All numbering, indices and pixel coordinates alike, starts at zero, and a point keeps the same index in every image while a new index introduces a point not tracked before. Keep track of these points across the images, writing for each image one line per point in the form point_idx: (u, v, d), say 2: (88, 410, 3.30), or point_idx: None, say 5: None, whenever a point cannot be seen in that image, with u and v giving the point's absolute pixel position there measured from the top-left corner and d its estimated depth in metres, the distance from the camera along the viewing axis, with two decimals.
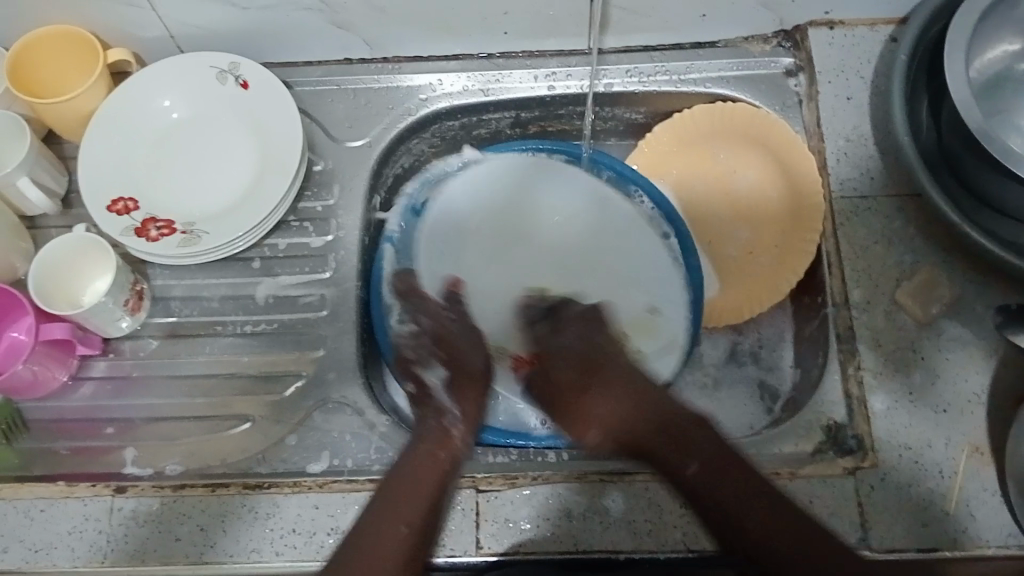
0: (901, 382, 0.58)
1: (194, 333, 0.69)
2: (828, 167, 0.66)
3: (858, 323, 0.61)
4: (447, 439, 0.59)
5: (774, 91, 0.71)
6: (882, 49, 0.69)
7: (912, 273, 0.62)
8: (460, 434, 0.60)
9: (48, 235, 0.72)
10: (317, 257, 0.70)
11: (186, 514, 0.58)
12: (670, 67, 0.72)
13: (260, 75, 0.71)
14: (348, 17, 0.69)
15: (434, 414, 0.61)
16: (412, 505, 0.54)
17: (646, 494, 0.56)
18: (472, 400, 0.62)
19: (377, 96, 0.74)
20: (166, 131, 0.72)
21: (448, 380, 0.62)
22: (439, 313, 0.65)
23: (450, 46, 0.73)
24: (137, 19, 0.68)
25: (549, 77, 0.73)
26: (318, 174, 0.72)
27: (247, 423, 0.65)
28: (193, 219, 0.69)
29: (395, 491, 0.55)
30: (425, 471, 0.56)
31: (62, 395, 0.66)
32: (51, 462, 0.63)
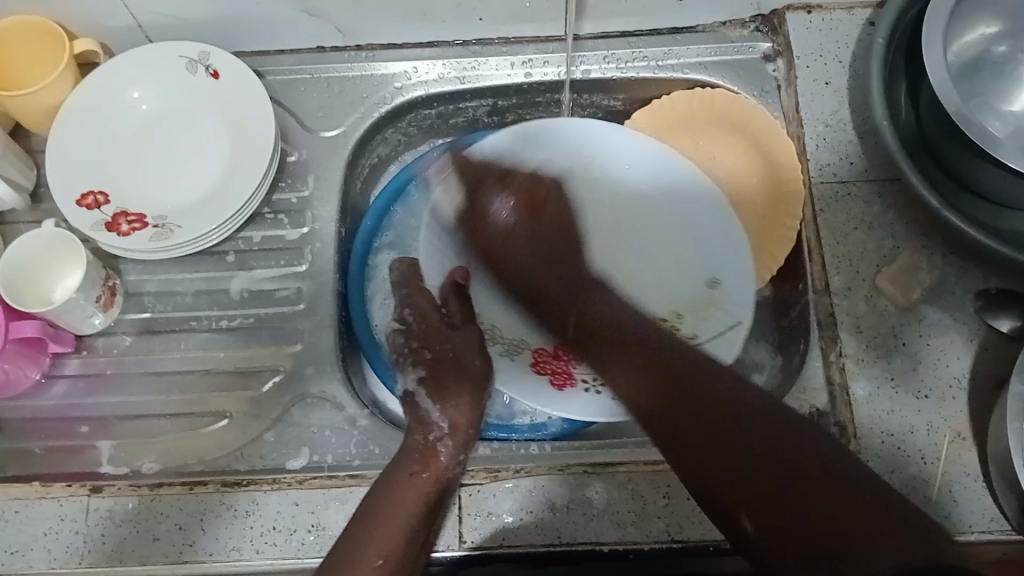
0: (883, 368, 0.58)
1: (168, 329, 0.68)
2: (808, 153, 0.66)
3: (839, 310, 0.60)
4: (433, 453, 0.56)
5: (752, 77, 0.71)
6: (860, 33, 0.69)
7: (892, 258, 0.62)
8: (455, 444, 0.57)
9: (17, 230, 0.70)
10: (293, 250, 0.69)
11: (165, 513, 0.57)
12: (647, 53, 0.72)
13: (231, 65, 0.70)
14: (321, 5, 0.67)
15: (421, 422, 0.58)
16: (387, 522, 0.50)
17: (630, 485, 0.56)
18: (460, 402, 0.60)
19: (351, 85, 0.73)
20: (136, 123, 0.70)
21: (430, 385, 0.61)
22: (430, 311, 0.64)
23: (425, 33, 0.71)
24: (103, 8, 0.67)
25: (526, 63, 0.72)
26: (292, 165, 0.71)
27: (225, 420, 0.64)
28: (165, 212, 0.68)
29: (368, 512, 0.51)
30: (408, 484, 0.53)
31: (35, 394, 0.65)
32: (26, 462, 0.62)
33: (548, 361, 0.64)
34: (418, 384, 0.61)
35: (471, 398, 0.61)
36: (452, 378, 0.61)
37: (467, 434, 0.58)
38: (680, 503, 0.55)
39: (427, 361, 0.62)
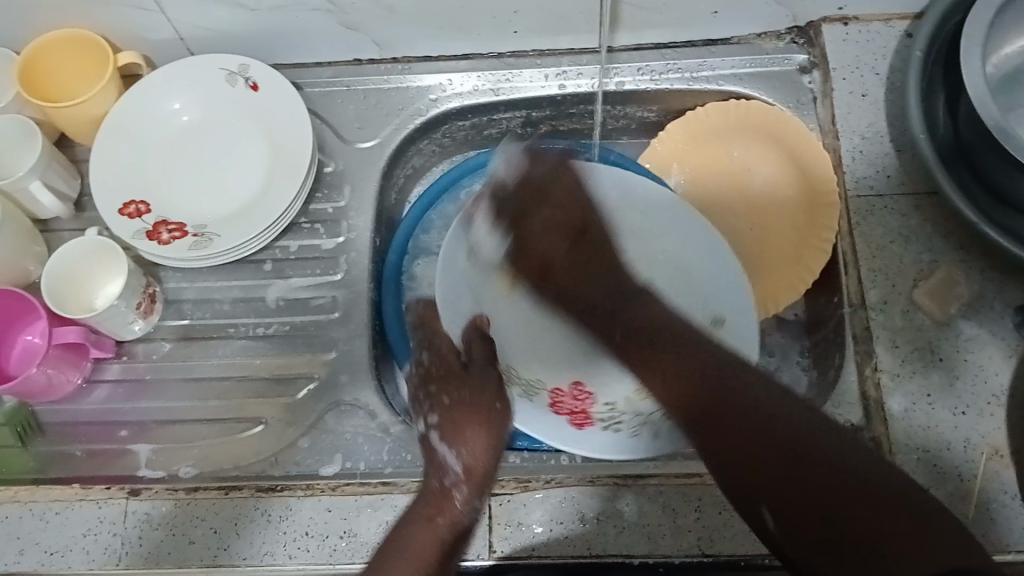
0: (920, 383, 0.58)
1: (206, 335, 0.69)
2: (844, 165, 0.66)
3: (875, 323, 0.60)
4: (444, 493, 0.54)
5: (788, 89, 0.71)
6: (897, 45, 0.68)
7: (929, 272, 0.61)
8: (464, 480, 0.54)
9: (61, 238, 0.72)
10: (328, 259, 0.70)
11: (200, 517, 0.58)
12: (682, 64, 0.72)
13: (271, 77, 0.71)
14: (358, 18, 0.69)
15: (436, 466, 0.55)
16: (416, 556, 0.51)
17: (662, 497, 0.56)
18: (477, 440, 0.55)
19: (388, 97, 0.74)
20: (177, 134, 0.72)
21: (446, 422, 0.56)
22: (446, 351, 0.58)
23: (460, 45, 0.72)
24: (147, 22, 0.69)
25: (560, 75, 0.72)
26: (329, 175, 0.72)
27: (260, 426, 0.65)
28: (204, 221, 0.69)
29: (391, 549, 0.52)
30: (425, 527, 0.52)
31: (76, 398, 0.67)
32: (67, 464, 0.64)
33: (564, 401, 0.60)
34: (431, 425, 0.56)
35: (488, 442, 0.55)
36: (463, 418, 0.55)
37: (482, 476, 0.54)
38: (711, 517, 0.55)
39: (443, 405, 0.56)
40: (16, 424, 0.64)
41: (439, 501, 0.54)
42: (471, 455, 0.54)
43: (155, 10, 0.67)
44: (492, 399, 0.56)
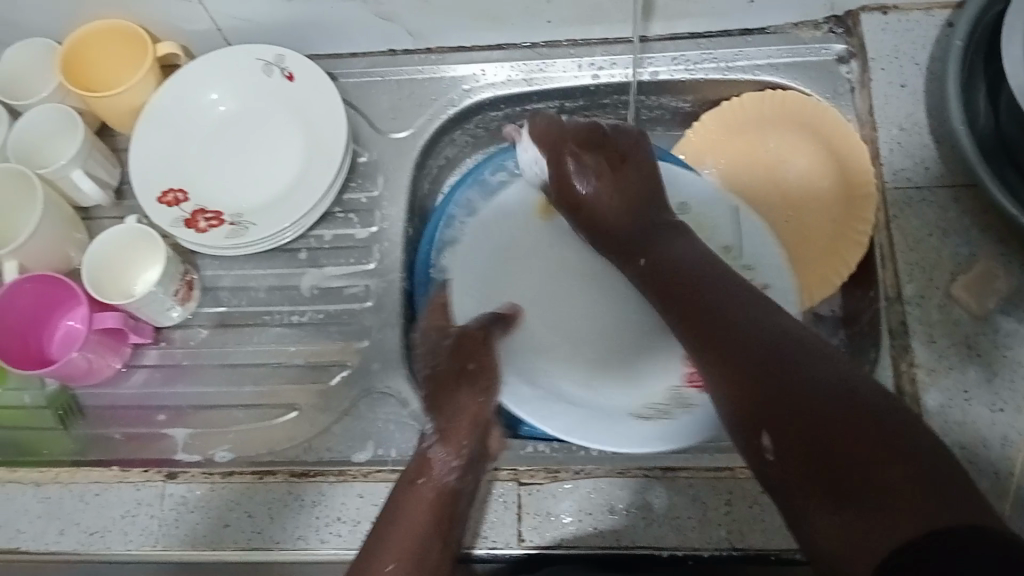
0: (956, 379, 0.57)
1: (241, 323, 0.70)
2: (881, 157, 0.65)
3: (911, 318, 0.59)
4: (425, 463, 0.54)
5: (825, 79, 0.70)
6: (938, 34, 0.67)
7: (967, 266, 0.60)
8: (445, 449, 0.54)
9: (102, 226, 0.73)
10: (362, 248, 0.71)
11: (235, 501, 0.59)
12: (717, 54, 0.71)
13: (307, 68, 0.72)
14: (393, 9, 0.69)
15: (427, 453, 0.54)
16: (412, 528, 0.51)
17: (691, 490, 0.56)
18: (465, 408, 0.56)
19: (421, 87, 0.74)
20: (214, 123, 0.73)
21: (439, 391, 0.57)
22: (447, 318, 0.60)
23: (494, 35, 0.72)
24: (184, 13, 0.69)
25: (593, 65, 0.72)
26: (363, 165, 0.73)
27: (294, 412, 0.65)
28: (241, 210, 0.70)
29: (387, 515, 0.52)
30: (411, 497, 0.52)
31: (115, 383, 0.68)
32: (107, 447, 0.65)
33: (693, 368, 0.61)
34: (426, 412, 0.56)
35: (477, 408, 0.56)
36: (455, 409, 0.55)
37: (462, 442, 0.54)
38: (741, 510, 0.55)
39: (428, 376, 0.57)
40: (57, 408, 0.66)
41: (423, 471, 0.54)
42: (455, 411, 0.55)
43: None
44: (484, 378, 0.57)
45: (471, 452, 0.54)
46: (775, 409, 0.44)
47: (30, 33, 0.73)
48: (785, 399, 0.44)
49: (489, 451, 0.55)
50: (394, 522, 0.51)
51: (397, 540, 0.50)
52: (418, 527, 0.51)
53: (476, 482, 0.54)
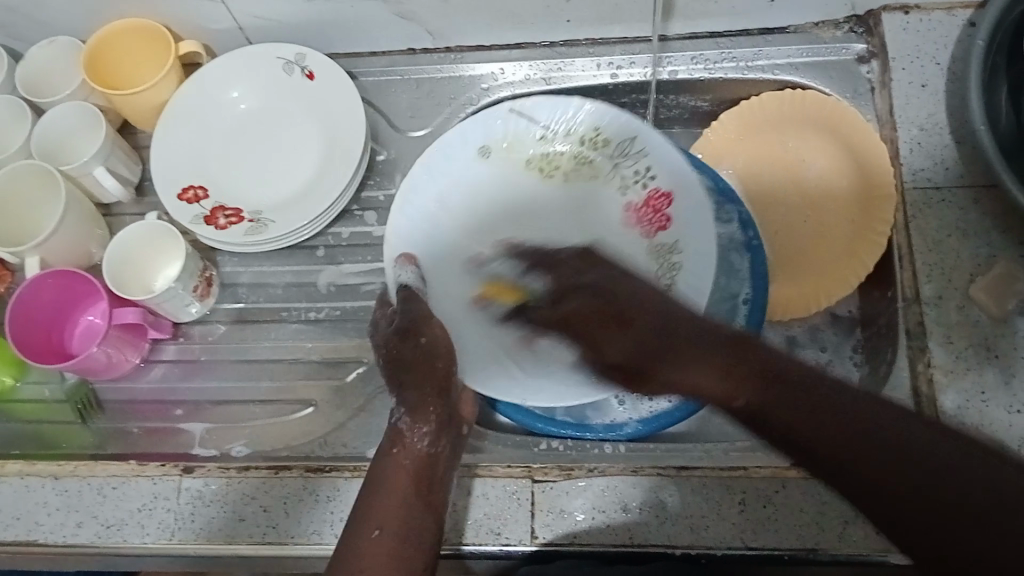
0: (975, 381, 0.56)
1: (260, 319, 0.70)
2: (901, 157, 0.64)
3: (929, 319, 0.59)
4: (399, 432, 0.54)
5: (845, 79, 0.70)
6: (960, 34, 0.66)
7: (987, 267, 0.60)
8: (413, 417, 0.54)
9: (124, 222, 0.74)
10: (379, 246, 0.71)
11: (250, 496, 0.60)
12: (736, 54, 0.71)
13: (327, 66, 0.72)
14: (412, 8, 0.69)
15: (397, 436, 0.54)
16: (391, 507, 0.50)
17: (705, 490, 0.55)
18: (435, 386, 0.55)
19: (440, 86, 0.74)
20: (235, 121, 0.73)
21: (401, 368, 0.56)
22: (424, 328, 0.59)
23: (512, 35, 0.72)
24: (207, 11, 0.70)
25: (611, 65, 0.72)
26: (382, 163, 0.73)
27: (310, 408, 0.66)
28: (260, 207, 0.71)
29: (370, 488, 0.51)
30: (394, 471, 0.52)
31: (134, 377, 0.69)
32: (125, 440, 0.66)
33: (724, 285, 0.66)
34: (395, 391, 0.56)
35: (440, 382, 0.55)
36: (419, 375, 0.55)
37: (434, 409, 0.54)
38: (755, 510, 0.54)
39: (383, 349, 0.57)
40: (77, 401, 0.67)
41: (401, 446, 0.53)
42: (418, 389, 0.54)
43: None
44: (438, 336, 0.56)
45: (443, 416, 0.54)
46: (791, 403, 0.44)
47: (55, 32, 0.74)
48: (821, 399, 0.43)
49: (460, 416, 0.56)
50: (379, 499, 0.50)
51: (382, 510, 0.50)
52: (400, 501, 0.50)
53: (453, 447, 0.54)
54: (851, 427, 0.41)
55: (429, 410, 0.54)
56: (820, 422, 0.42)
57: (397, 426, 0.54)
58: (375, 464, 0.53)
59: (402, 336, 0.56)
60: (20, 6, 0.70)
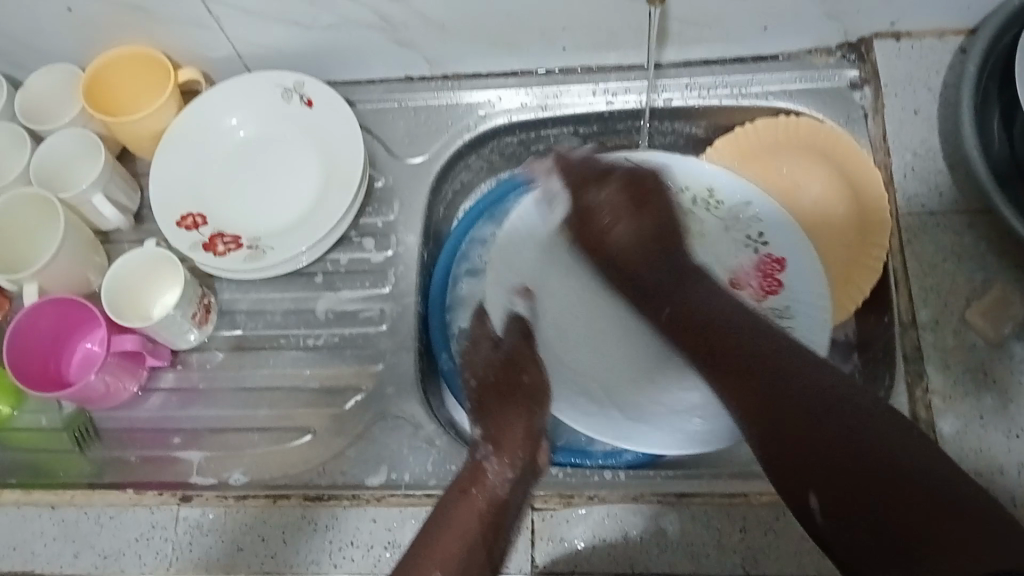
0: (972, 405, 0.57)
1: (258, 346, 0.70)
2: (895, 182, 0.65)
3: (926, 343, 0.59)
4: (480, 470, 0.55)
5: (838, 105, 0.70)
6: (951, 60, 0.67)
7: (983, 291, 0.60)
8: (499, 456, 0.55)
9: (121, 249, 0.74)
10: (377, 272, 0.71)
11: (249, 524, 0.60)
12: (731, 80, 0.72)
13: (325, 94, 0.73)
14: (409, 36, 0.70)
15: (473, 472, 0.55)
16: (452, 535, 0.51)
17: (705, 516, 0.55)
18: (515, 431, 0.56)
19: (438, 113, 0.75)
20: (233, 149, 0.74)
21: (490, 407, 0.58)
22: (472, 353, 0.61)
23: (510, 62, 0.73)
24: (205, 40, 0.71)
25: (607, 92, 0.73)
26: (379, 190, 0.73)
27: (308, 435, 0.66)
28: (259, 234, 0.71)
29: (435, 520, 0.52)
30: (463, 503, 0.53)
31: (132, 405, 0.68)
32: (122, 469, 0.65)
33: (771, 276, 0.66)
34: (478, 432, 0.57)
35: (527, 425, 0.57)
36: (504, 408, 0.58)
37: (519, 452, 0.56)
38: (756, 537, 0.54)
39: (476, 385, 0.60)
40: (74, 430, 0.67)
41: (475, 479, 0.54)
42: (505, 431, 0.56)
43: (213, 27, 0.69)
44: (532, 398, 0.59)
45: (524, 463, 0.56)
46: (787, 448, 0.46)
47: (54, 59, 0.74)
48: (816, 415, 0.46)
49: (539, 464, 0.57)
50: (445, 526, 0.51)
51: (443, 541, 0.51)
52: (467, 534, 0.51)
53: (526, 493, 0.55)
54: (825, 454, 0.45)
55: (509, 461, 0.55)
56: (803, 439, 0.46)
57: (478, 462, 0.55)
58: (448, 495, 0.54)
59: (504, 364, 0.60)
60: (19, 35, 0.71)
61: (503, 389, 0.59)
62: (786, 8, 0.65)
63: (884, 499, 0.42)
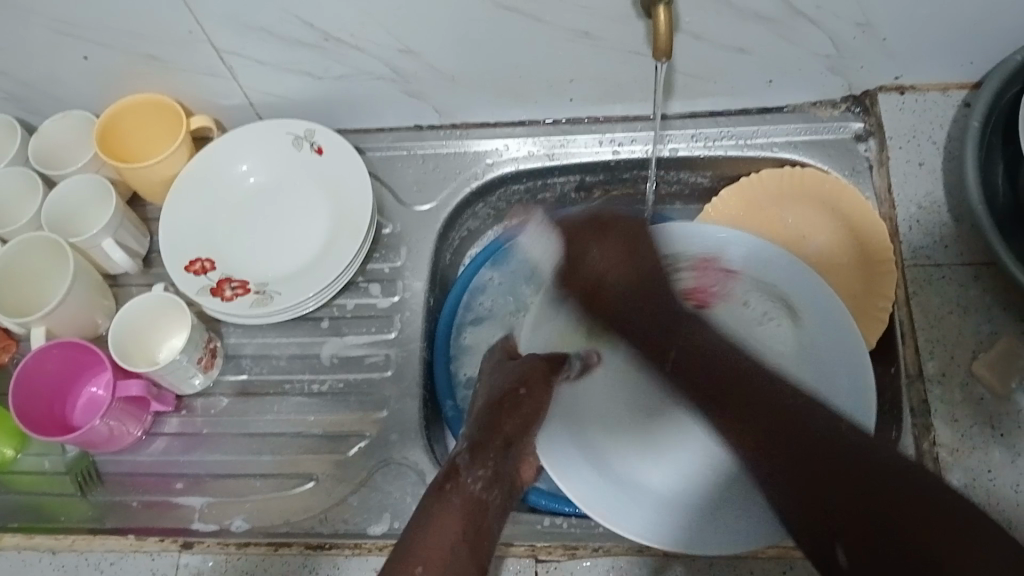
0: (981, 459, 0.56)
1: (262, 391, 0.70)
2: (901, 234, 0.65)
3: (933, 396, 0.58)
4: (455, 469, 0.54)
5: (844, 156, 0.71)
6: (955, 114, 0.68)
7: (990, 344, 0.60)
8: (474, 457, 0.55)
9: (129, 292, 0.75)
10: (383, 317, 0.71)
11: (249, 572, 0.59)
12: (736, 131, 0.72)
13: (335, 142, 0.73)
14: (419, 86, 0.71)
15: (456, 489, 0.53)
16: (438, 543, 0.50)
17: (711, 571, 0.55)
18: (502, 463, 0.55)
19: (446, 161, 0.76)
20: (243, 195, 0.74)
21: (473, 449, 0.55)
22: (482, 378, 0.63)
23: (518, 113, 0.74)
24: (219, 88, 0.72)
25: (613, 142, 0.73)
26: (387, 237, 0.74)
27: (311, 482, 0.65)
28: (267, 279, 0.71)
29: (419, 531, 0.50)
30: (441, 508, 0.51)
31: (135, 449, 0.68)
32: (124, 515, 0.65)
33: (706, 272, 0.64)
34: (461, 459, 0.55)
35: (508, 436, 0.56)
36: (494, 422, 0.57)
37: (501, 456, 0.56)
38: None
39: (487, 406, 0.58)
40: (77, 474, 0.67)
41: (453, 482, 0.53)
42: (508, 424, 0.57)
43: (226, 76, 0.70)
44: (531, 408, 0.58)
45: (503, 472, 0.55)
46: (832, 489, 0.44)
47: (69, 105, 0.75)
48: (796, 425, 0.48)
49: (519, 481, 0.57)
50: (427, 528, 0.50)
51: (428, 555, 0.49)
52: (445, 538, 0.50)
53: (505, 497, 0.54)
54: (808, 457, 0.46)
55: (502, 462, 0.55)
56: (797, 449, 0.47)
57: (455, 467, 0.54)
58: (422, 517, 0.51)
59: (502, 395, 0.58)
60: (35, 82, 0.72)
61: (504, 407, 0.57)
62: (790, 62, 0.66)
63: (900, 521, 0.42)
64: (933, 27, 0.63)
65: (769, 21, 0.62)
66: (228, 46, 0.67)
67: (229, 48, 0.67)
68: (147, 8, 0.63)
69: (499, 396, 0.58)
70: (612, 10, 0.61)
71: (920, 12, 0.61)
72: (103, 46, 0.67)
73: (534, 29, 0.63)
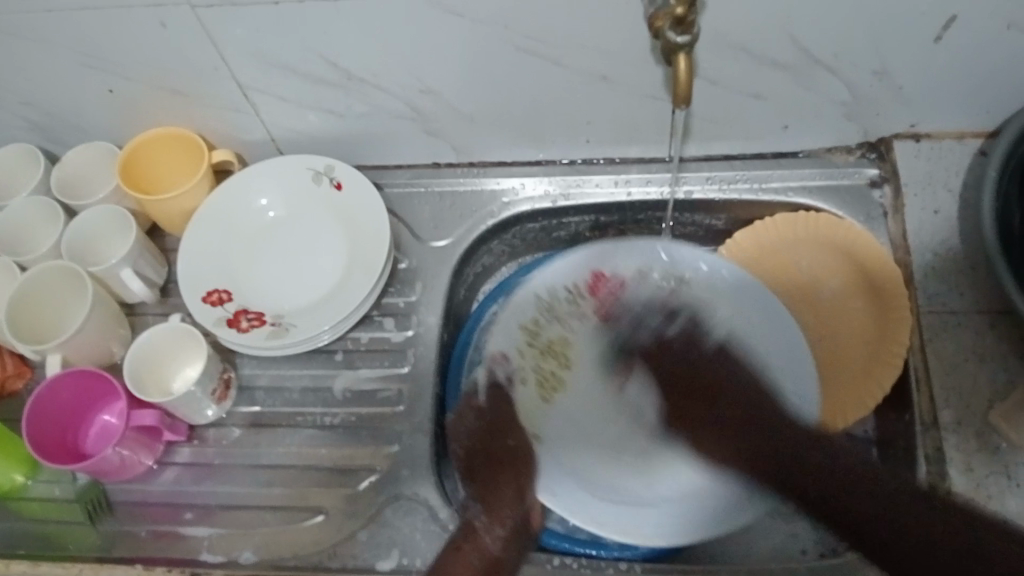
0: (996, 508, 0.56)
1: (275, 423, 0.70)
2: (915, 281, 0.65)
3: (948, 445, 0.58)
4: (472, 529, 0.57)
5: (858, 202, 0.71)
6: (970, 163, 0.69)
7: (1006, 393, 0.59)
8: (490, 519, 0.57)
9: (145, 321, 0.75)
10: (397, 352, 0.71)
11: None
12: (751, 175, 0.73)
13: (354, 178, 0.74)
14: (438, 125, 0.72)
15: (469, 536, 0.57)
16: None
17: None
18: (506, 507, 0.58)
19: (463, 199, 0.76)
20: (261, 227, 0.75)
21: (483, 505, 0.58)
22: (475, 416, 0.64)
23: (535, 153, 0.75)
24: (242, 122, 0.73)
25: (628, 182, 0.74)
26: (403, 272, 0.74)
27: (320, 516, 0.65)
28: (282, 311, 0.72)
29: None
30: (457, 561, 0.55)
31: (146, 479, 0.68)
32: (132, 544, 0.65)
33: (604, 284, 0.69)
34: (476, 514, 0.58)
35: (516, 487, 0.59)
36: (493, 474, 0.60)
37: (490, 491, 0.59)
38: None
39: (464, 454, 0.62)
40: (87, 502, 0.67)
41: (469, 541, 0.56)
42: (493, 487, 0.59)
43: (250, 111, 0.72)
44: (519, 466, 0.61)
45: (515, 521, 0.58)
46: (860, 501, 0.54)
47: (92, 137, 0.77)
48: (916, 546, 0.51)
49: (530, 525, 0.59)
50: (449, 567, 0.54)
51: None
52: None
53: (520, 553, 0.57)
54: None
55: (512, 519, 0.58)
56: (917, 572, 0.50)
57: (476, 522, 0.57)
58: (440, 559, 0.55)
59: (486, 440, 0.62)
60: (62, 113, 0.73)
61: (499, 460, 0.61)
62: (805, 109, 0.67)
63: None
64: (949, 77, 0.63)
65: (785, 68, 0.63)
66: (252, 82, 0.68)
67: (253, 84, 0.68)
68: (175, 44, 0.64)
69: (497, 440, 0.62)
70: (632, 54, 0.62)
71: (936, 63, 0.62)
72: (129, 79, 0.69)
73: (554, 72, 0.65)
